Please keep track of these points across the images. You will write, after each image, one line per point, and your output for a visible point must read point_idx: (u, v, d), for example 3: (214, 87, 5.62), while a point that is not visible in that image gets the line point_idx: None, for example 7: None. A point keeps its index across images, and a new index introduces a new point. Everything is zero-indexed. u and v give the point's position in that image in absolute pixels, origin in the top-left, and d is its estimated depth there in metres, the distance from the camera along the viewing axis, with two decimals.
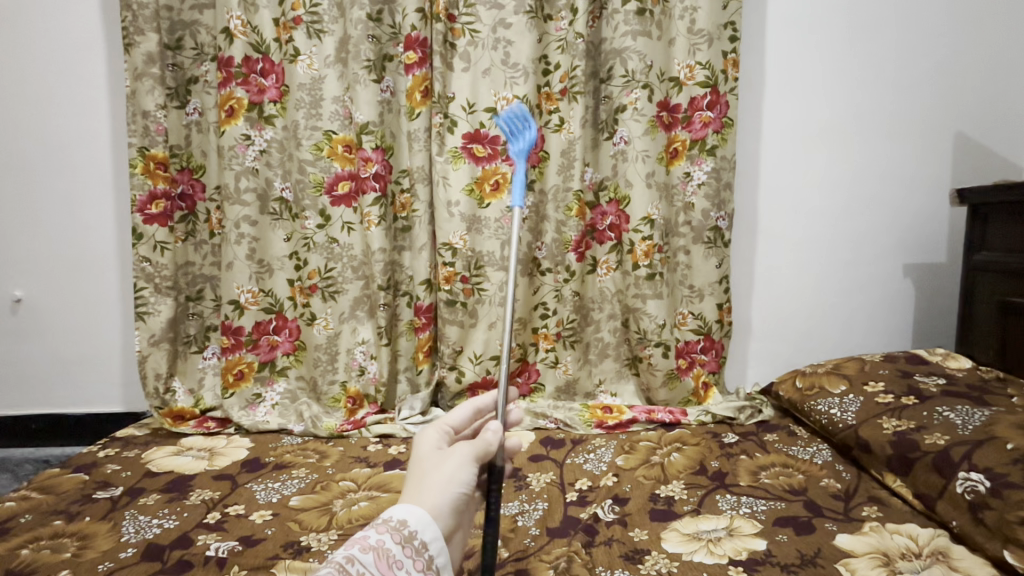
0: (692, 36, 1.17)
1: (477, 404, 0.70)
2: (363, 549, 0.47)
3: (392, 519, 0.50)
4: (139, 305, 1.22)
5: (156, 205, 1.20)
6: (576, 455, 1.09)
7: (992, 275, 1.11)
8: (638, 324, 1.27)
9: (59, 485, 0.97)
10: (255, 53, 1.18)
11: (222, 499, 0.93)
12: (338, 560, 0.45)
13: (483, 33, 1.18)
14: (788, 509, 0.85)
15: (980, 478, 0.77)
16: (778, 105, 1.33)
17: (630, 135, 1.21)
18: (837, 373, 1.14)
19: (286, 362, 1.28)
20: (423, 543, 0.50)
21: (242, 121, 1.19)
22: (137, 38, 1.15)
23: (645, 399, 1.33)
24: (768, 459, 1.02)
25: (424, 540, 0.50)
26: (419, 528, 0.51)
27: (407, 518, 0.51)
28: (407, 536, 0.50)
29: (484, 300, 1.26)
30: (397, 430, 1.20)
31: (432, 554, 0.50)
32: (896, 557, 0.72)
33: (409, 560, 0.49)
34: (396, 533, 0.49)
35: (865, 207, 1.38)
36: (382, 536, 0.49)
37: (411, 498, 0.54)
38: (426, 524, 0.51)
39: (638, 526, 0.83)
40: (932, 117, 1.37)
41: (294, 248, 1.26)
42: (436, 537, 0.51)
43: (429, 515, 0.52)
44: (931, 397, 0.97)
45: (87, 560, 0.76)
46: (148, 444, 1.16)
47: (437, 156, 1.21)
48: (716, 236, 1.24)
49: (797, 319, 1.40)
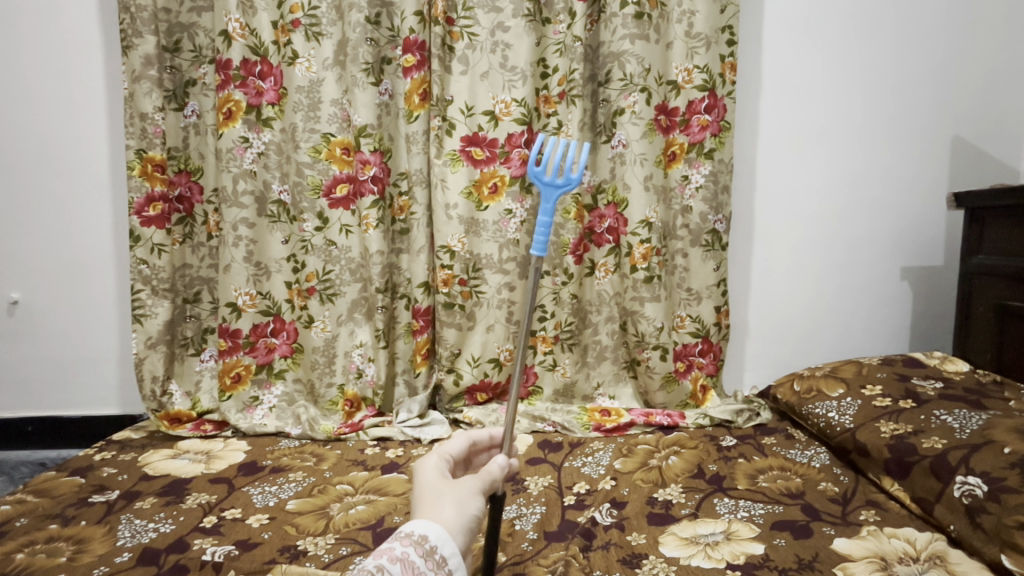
0: (691, 39, 1.18)
1: (472, 436, 0.69)
2: (392, 560, 0.46)
3: (414, 533, 0.49)
4: (136, 308, 1.21)
5: (153, 208, 1.20)
6: (574, 459, 1.09)
7: (989, 279, 1.11)
8: (636, 328, 1.27)
9: (54, 489, 0.96)
10: (253, 55, 1.18)
11: (218, 503, 0.93)
12: (367, 569, 0.45)
13: (481, 36, 1.18)
14: (785, 513, 0.85)
15: (977, 482, 0.77)
16: (778, 107, 1.34)
17: (628, 138, 1.21)
18: (834, 376, 1.14)
19: (283, 365, 1.28)
20: (443, 558, 0.48)
21: (240, 124, 1.18)
22: (135, 40, 1.15)
23: (643, 402, 1.33)
24: (765, 463, 1.02)
25: (444, 555, 0.48)
26: (439, 543, 0.49)
27: (427, 532, 0.49)
28: (429, 549, 0.48)
29: (482, 303, 1.26)
30: (394, 433, 1.20)
31: (451, 569, 0.48)
32: (894, 561, 0.72)
33: (431, 572, 0.47)
34: (419, 546, 0.48)
35: (864, 208, 1.38)
36: (406, 548, 0.47)
37: (427, 516, 0.52)
38: (446, 539, 0.49)
39: (636, 530, 0.83)
40: (930, 119, 1.37)
41: (292, 251, 1.26)
42: (455, 552, 0.49)
43: (448, 531, 0.50)
44: (928, 401, 0.98)
45: (82, 564, 0.75)
46: (145, 447, 1.15)
47: (435, 159, 1.22)
48: (714, 239, 1.24)
49: (795, 321, 1.40)
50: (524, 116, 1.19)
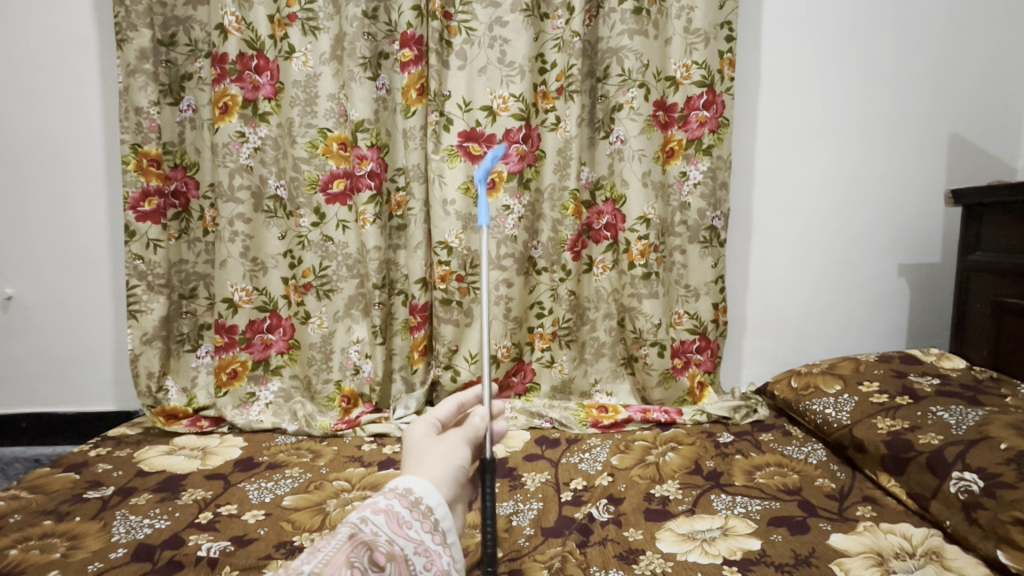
0: (689, 35, 1.17)
1: (459, 399, 0.66)
2: (375, 511, 0.46)
3: (398, 486, 0.49)
4: (132, 303, 1.21)
5: (148, 203, 1.19)
6: (572, 455, 1.08)
7: (986, 276, 1.11)
8: (634, 324, 1.27)
9: (49, 485, 0.96)
10: (249, 49, 1.17)
11: (214, 499, 0.92)
12: (352, 521, 0.45)
13: (479, 30, 1.17)
14: (782, 509, 0.85)
15: (973, 477, 0.77)
16: (777, 103, 1.33)
17: (627, 134, 1.20)
18: (831, 372, 1.14)
19: (280, 361, 1.27)
20: (429, 508, 0.48)
21: (236, 119, 1.18)
22: (130, 33, 1.14)
23: (640, 398, 1.33)
24: (762, 459, 1.02)
25: (430, 505, 0.48)
26: (424, 494, 0.49)
27: (412, 486, 0.49)
28: (414, 501, 0.48)
29: (479, 299, 1.26)
30: (391, 429, 1.19)
31: (438, 518, 0.48)
32: (890, 556, 0.72)
33: (418, 521, 0.47)
34: (404, 498, 0.47)
35: (862, 205, 1.38)
36: (390, 501, 0.47)
37: (411, 472, 0.52)
38: (431, 490, 0.49)
39: (633, 526, 0.83)
40: (928, 116, 1.37)
41: (289, 246, 1.25)
42: (441, 502, 0.49)
43: (432, 483, 0.50)
44: (925, 398, 0.98)
45: (76, 560, 0.75)
46: (141, 443, 1.15)
47: (432, 155, 1.21)
48: (711, 235, 1.24)
49: (792, 319, 1.40)
50: (522, 112, 1.19)
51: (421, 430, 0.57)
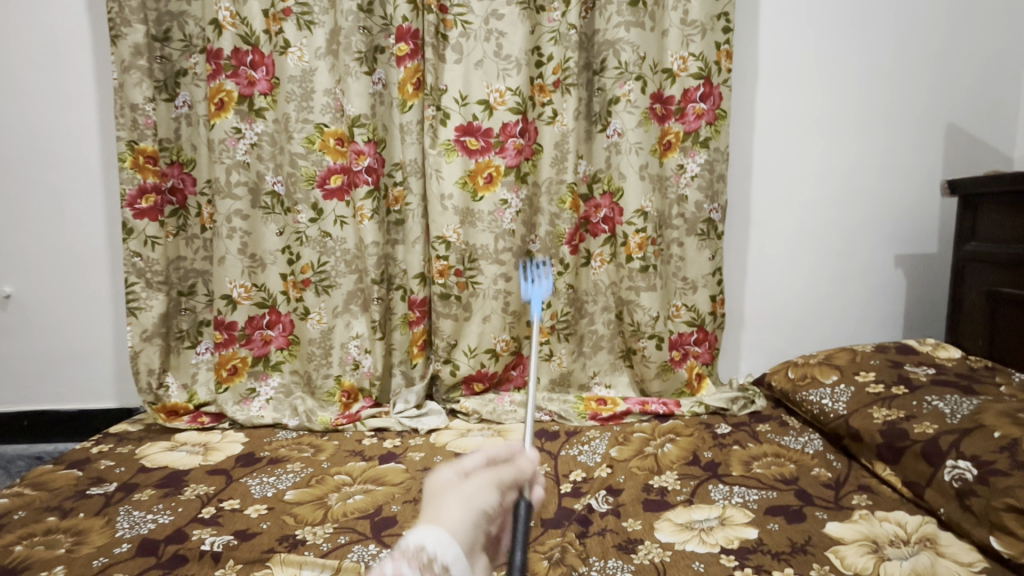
0: (686, 27, 1.17)
1: (489, 456, 0.50)
2: None
3: (408, 543, 0.37)
4: (132, 301, 1.21)
5: (146, 200, 1.19)
6: (571, 447, 1.09)
7: (980, 266, 1.12)
8: (632, 317, 1.27)
9: (52, 482, 0.96)
10: (244, 45, 1.16)
11: (217, 494, 0.93)
12: None
13: (475, 24, 1.17)
14: (779, 498, 0.86)
15: (967, 465, 0.78)
16: (771, 96, 1.33)
17: (624, 127, 1.20)
18: (828, 363, 1.15)
19: (280, 356, 1.28)
20: (445, 568, 0.37)
21: (232, 114, 1.18)
22: (123, 29, 1.13)
23: (639, 390, 1.34)
24: (759, 449, 1.03)
25: (446, 564, 0.37)
26: (439, 551, 0.37)
27: (425, 541, 0.38)
28: (427, 561, 0.36)
29: (478, 293, 1.26)
30: (392, 423, 1.21)
31: None
32: (884, 544, 0.74)
33: None
34: (415, 560, 0.36)
35: (857, 197, 1.38)
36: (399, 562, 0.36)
37: (427, 524, 0.40)
38: (449, 544, 0.38)
39: (632, 516, 0.84)
40: (923, 107, 1.37)
41: (287, 242, 1.25)
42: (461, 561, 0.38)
43: (450, 534, 0.39)
44: (920, 387, 0.99)
45: (81, 555, 0.76)
46: (142, 440, 1.16)
47: (429, 149, 1.21)
48: (709, 228, 1.25)
49: (791, 310, 1.41)
50: (519, 105, 1.19)
51: (443, 472, 0.47)
